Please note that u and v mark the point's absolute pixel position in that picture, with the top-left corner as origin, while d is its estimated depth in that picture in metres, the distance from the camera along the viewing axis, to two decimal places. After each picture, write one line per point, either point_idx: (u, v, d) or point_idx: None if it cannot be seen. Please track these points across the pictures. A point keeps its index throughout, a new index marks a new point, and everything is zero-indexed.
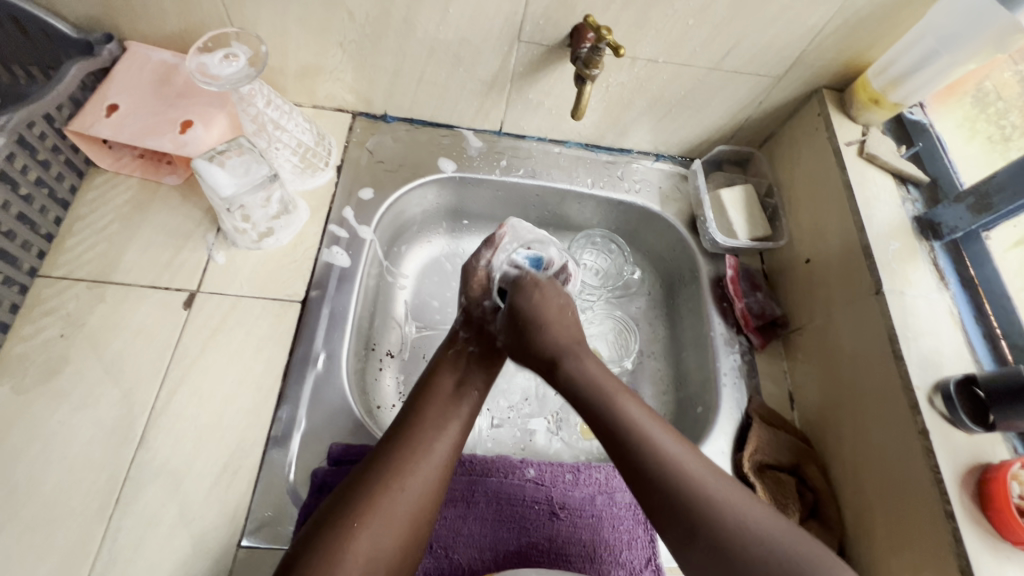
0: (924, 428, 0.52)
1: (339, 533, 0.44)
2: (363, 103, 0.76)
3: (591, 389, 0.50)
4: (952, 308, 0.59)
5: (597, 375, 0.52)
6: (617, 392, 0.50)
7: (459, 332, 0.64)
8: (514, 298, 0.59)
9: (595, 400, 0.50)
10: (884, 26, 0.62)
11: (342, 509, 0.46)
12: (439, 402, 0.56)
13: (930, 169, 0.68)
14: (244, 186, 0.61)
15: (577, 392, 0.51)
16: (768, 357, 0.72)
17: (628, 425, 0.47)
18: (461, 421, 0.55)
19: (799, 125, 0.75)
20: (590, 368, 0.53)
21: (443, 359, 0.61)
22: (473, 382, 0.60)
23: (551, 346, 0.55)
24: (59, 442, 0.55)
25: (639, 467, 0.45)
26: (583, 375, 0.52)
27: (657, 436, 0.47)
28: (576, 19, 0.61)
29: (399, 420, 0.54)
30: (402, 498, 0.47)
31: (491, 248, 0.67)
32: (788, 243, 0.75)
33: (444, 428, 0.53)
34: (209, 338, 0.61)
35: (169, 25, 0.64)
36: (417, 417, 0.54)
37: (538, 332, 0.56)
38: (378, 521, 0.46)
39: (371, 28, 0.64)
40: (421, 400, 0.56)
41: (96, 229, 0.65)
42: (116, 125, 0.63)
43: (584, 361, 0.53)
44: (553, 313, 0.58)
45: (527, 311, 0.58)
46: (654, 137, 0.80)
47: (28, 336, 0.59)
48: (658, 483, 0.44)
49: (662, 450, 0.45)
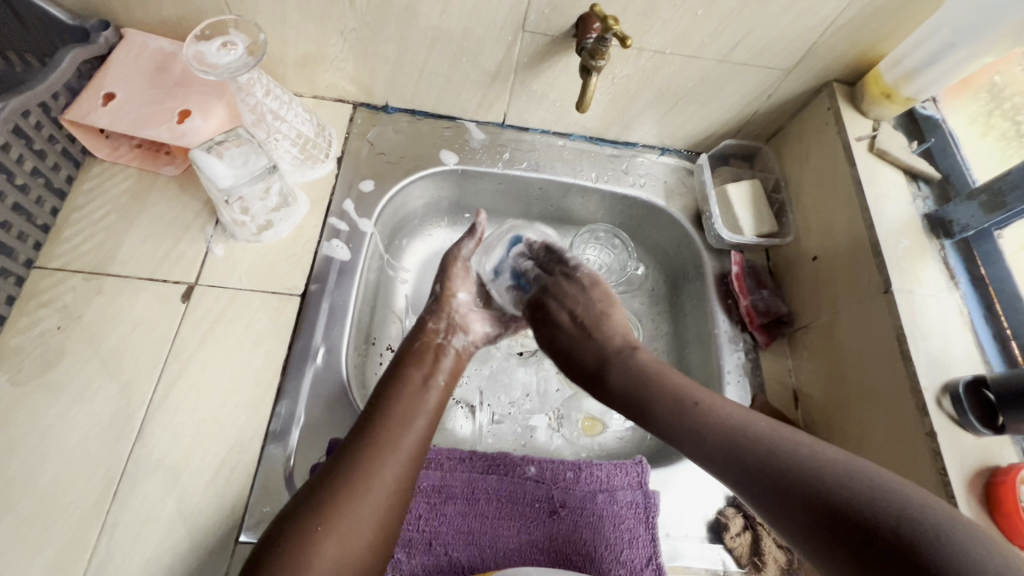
0: (932, 430, 0.51)
1: (303, 536, 0.43)
2: (364, 94, 0.75)
3: (646, 379, 0.54)
4: (961, 307, 0.58)
5: (649, 364, 0.55)
6: (668, 375, 0.53)
7: (427, 320, 0.63)
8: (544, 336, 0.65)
9: (650, 389, 0.53)
10: (899, 18, 0.61)
11: (303, 516, 0.44)
12: (405, 396, 0.54)
13: (942, 165, 0.67)
14: (243, 177, 0.60)
15: (629, 387, 0.55)
16: (772, 356, 0.71)
17: (684, 399, 0.50)
18: (427, 414, 0.54)
19: (808, 119, 0.74)
20: (642, 358, 0.57)
21: (411, 350, 0.60)
22: (445, 373, 0.59)
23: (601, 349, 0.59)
24: (56, 436, 0.54)
25: (704, 438, 0.47)
26: (633, 367, 0.56)
27: (715, 403, 0.49)
28: (582, 8, 0.60)
29: (364, 415, 0.52)
30: (370, 499, 0.46)
31: (473, 240, 0.67)
32: (795, 239, 0.74)
33: (411, 423, 0.52)
34: (207, 331, 0.61)
35: (166, 11, 0.63)
36: (383, 411, 0.52)
37: (580, 342, 0.62)
38: (346, 523, 0.44)
39: (372, 16, 0.62)
40: (386, 394, 0.54)
41: (93, 220, 0.64)
42: (112, 113, 0.62)
43: (636, 354, 0.57)
44: (592, 317, 0.63)
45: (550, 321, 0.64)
46: (660, 130, 0.79)
47: (24, 328, 0.58)
48: (727, 447, 0.46)
49: (723, 415, 0.48)
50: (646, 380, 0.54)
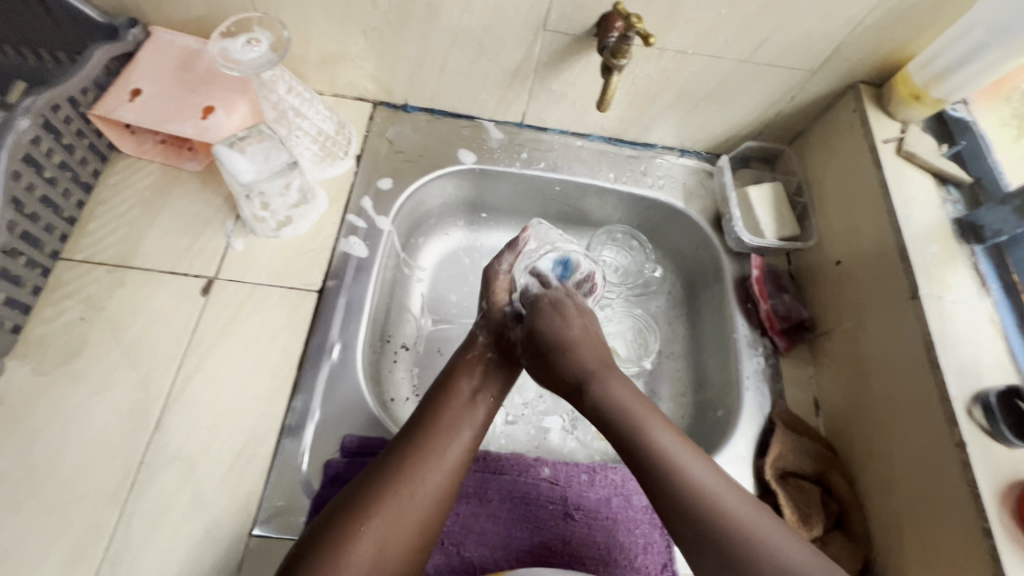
0: (962, 441, 0.49)
1: (344, 533, 0.44)
2: (384, 92, 0.75)
3: (620, 416, 0.51)
4: (993, 315, 0.57)
5: (625, 400, 0.52)
6: (648, 421, 0.50)
7: (477, 334, 0.63)
8: (536, 321, 0.61)
9: (625, 428, 0.50)
10: (929, 18, 0.59)
11: (346, 513, 0.45)
12: (454, 404, 0.55)
13: (972, 167, 0.65)
14: (264, 172, 0.60)
15: (603, 416, 0.52)
16: (793, 362, 0.69)
17: (657, 450, 0.47)
18: (476, 425, 0.55)
19: (833, 121, 0.73)
20: (626, 400, 0.52)
21: (460, 363, 0.60)
22: (496, 389, 0.59)
23: (580, 371, 0.56)
24: (77, 424, 0.55)
25: (667, 496, 0.45)
26: (612, 400, 0.52)
27: (687, 462, 0.47)
28: (605, 7, 0.59)
29: (413, 422, 0.53)
30: (412, 501, 0.47)
31: (513, 253, 0.68)
32: (818, 244, 0.73)
33: (458, 432, 0.53)
34: (225, 325, 0.61)
35: (193, 9, 0.64)
36: (431, 419, 0.53)
37: (560, 362, 0.58)
38: (386, 523, 0.45)
39: (394, 15, 0.63)
40: (436, 403, 0.55)
41: (118, 213, 0.65)
42: (138, 109, 0.63)
43: (616, 393, 0.53)
44: (576, 335, 0.59)
45: (541, 341, 0.59)
46: (680, 132, 0.78)
47: (49, 318, 0.59)
48: (688, 513, 0.44)
49: (693, 478, 0.46)
50: (623, 418, 0.50)
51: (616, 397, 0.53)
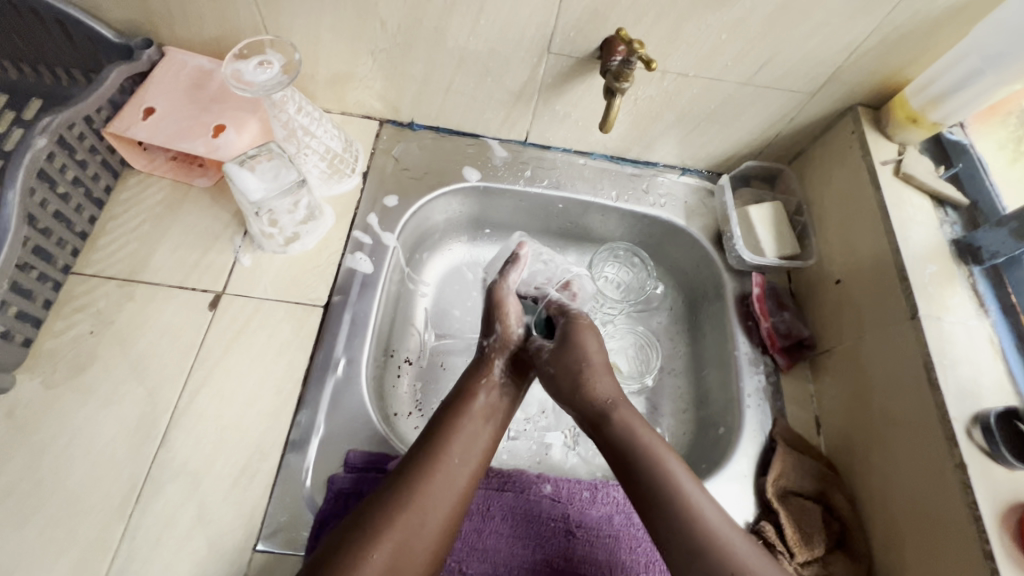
0: (962, 461, 0.50)
1: (352, 560, 0.44)
2: (391, 111, 0.77)
3: (639, 451, 0.52)
4: (991, 336, 0.57)
5: (646, 438, 0.53)
6: (668, 460, 0.51)
7: (490, 355, 0.63)
8: (570, 339, 0.61)
9: (642, 464, 0.51)
10: (924, 44, 0.61)
11: (353, 539, 0.45)
12: (462, 427, 0.54)
13: (970, 190, 0.66)
14: (273, 190, 0.61)
15: (620, 449, 0.53)
16: (794, 379, 0.70)
17: (676, 491, 0.49)
18: (484, 448, 0.55)
19: (832, 142, 0.74)
20: (646, 436, 0.53)
21: (474, 382, 0.60)
22: (506, 407, 0.59)
23: (601, 399, 0.57)
24: (84, 438, 0.55)
25: (675, 537, 0.47)
26: (634, 435, 0.53)
27: (705, 510, 0.48)
28: (608, 31, 0.61)
29: (420, 443, 0.53)
30: (422, 531, 0.47)
31: (515, 268, 0.69)
32: (818, 262, 0.73)
33: (467, 455, 0.53)
34: (232, 340, 0.62)
35: (207, 30, 0.65)
36: (439, 442, 0.53)
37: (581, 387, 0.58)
38: (395, 553, 0.45)
39: (402, 37, 0.64)
40: (444, 426, 0.54)
41: (128, 228, 0.67)
42: (151, 127, 0.65)
43: (638, 428, 0.54)
44: (602, 362, 0.60)
45: (571, 360, 0.59)
46: (681, 151, 0.79)
47: (59, 332, 0.60)
48: (695, 555, 0.46)
49: (706, 522, 0.47)
50: (642, 454, 0.51)
51: (637, 432, 0.53)
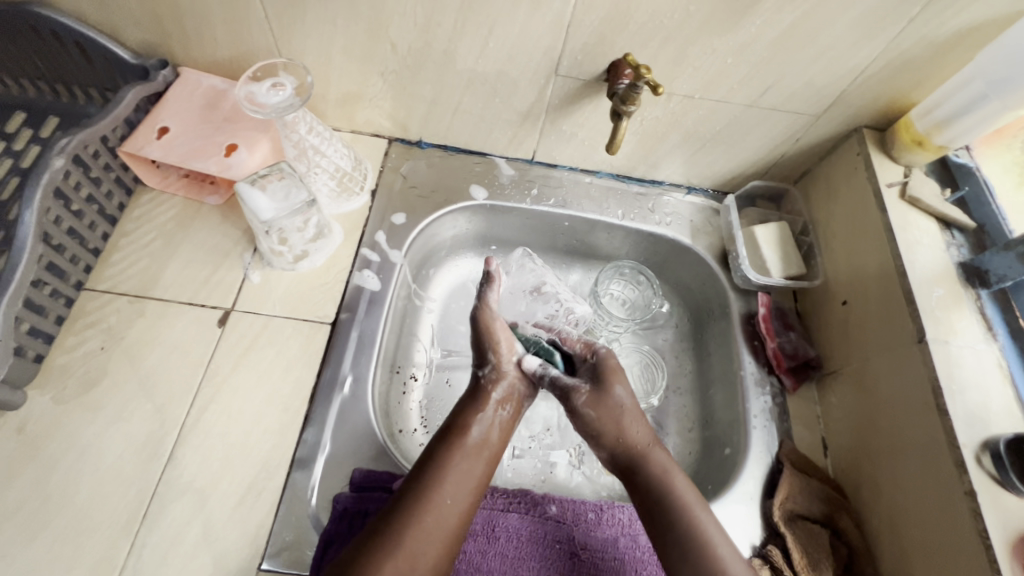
0: (972, 488, 0.49)
1: None
2: (400, 130, 0.78)
3: (673, 502, 0.53)
4: (1000, 360, 0.57)
5: (682, 489, 0.54)
6: (700, 512, 0.52)
7: (483, 386, 0.61)
8: (612, 383, 0.60)
9: (676, 516, 0.52)
10: (929, 69, 0.61)
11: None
12: (456, 460, 0.53)
13: (976, 213, 0.66)
14: (283, 210, 0.62)
15: (654, 496, 0.54)
16: (800, 401, 0.69)
17: (708, 545, 0.50)
18: (477, 483, 0.53)
19: (837, 163, 0.74)
20: (681, 486, 0.54)
21: (467, 410, 0.59)
22: (498, 435, 0.58)
23: (639, 444, 0.57)
24: (93, 454, 0.56)
25: None
26: (669, 483, 0.54)
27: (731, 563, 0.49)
28: (615, 55, 0.62)
29: (413, 474, 0.52)
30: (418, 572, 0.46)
31: (491, 287, 0.66)
32: (824, 283, 0.73)
33: (459, 493, 0.51)
34: (240, 356, 0.62)
35: (220, 52, 0.67)
36: (435, 477, 0.52)
37: (618, 431, 0.58)
38: None
39: (412, 59, 0.65)
40: (438, 458, 0.53)
41: (140, 245, 0.68)
42: (165, 146, 0.66)
43: (674, 476, 0.55)
44: (635, 406, 0.60)
45: (613, 407, 0.59)
46: (686, 170, 0.80)
47: (70, 347, 0.61)
48: None
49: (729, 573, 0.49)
50: (676, 505, 0.52)
51: (673, 482, 0.54)
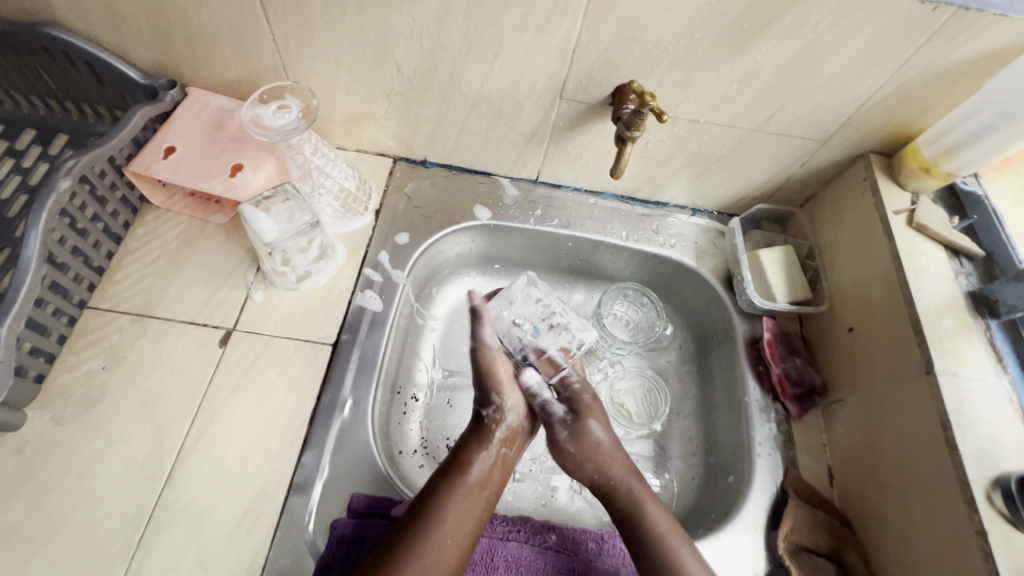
0: (982, 528, 0.48)
1: None
2: (405, 149, 0.78)
3: (652, 537, 0.56)
4: (1010, 393, 0.56)
5: (659, 525, 0.57)
6: (678, 546, 0.55)
7: (490, 428, 0.63)
8: (586, 417, 0.66)
9: (654, 550, 0.55)
10: (936, 97, 0.61)
11: None
12: (455, 498, 0.56)
13: (986, 242, 0.66)
14: (287, 232, 0.62)
15: (628, 526, 0.58)
16: (805, 428, 0.68)
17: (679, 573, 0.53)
18: (475, 521, 0.56)
19: (844, 187, 0.74)
20: (655, 517, 0.58)
21: (470, 451, 0.60)
22: (498, 476, 0.60)
23: (618, 481, 0.61)
24: (91, 475, 0.56)
25: None
26: (648, 518, 0.57)
27: None
28: (619, 80, 0.62)
29: (414, 511, 0.55)
30: None
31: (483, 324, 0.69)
32: (830, 309, 0.73)
33: (458, 531, 0.54)
34: (240, 377, 0.62)
35: (228, 73, 0.67)
36: (433, 514, 0.54)
37: (595, 466, 0.63)
38: None
39: (417, 82, 0.66)
40: (438, 496, 0.56)
41: (144, 263, 0.68)
42: (171, 166, 0.66)
43: (648, 509, 0.58)
44: (610, 443, 0.64)
45: (590, 443, 0.64)
46: (691, 192, 0.80)
47: (72, 366, 0.61)
48: None
49: None
50: (654, 540, 0.56)
51: (651, 517, 0.57)
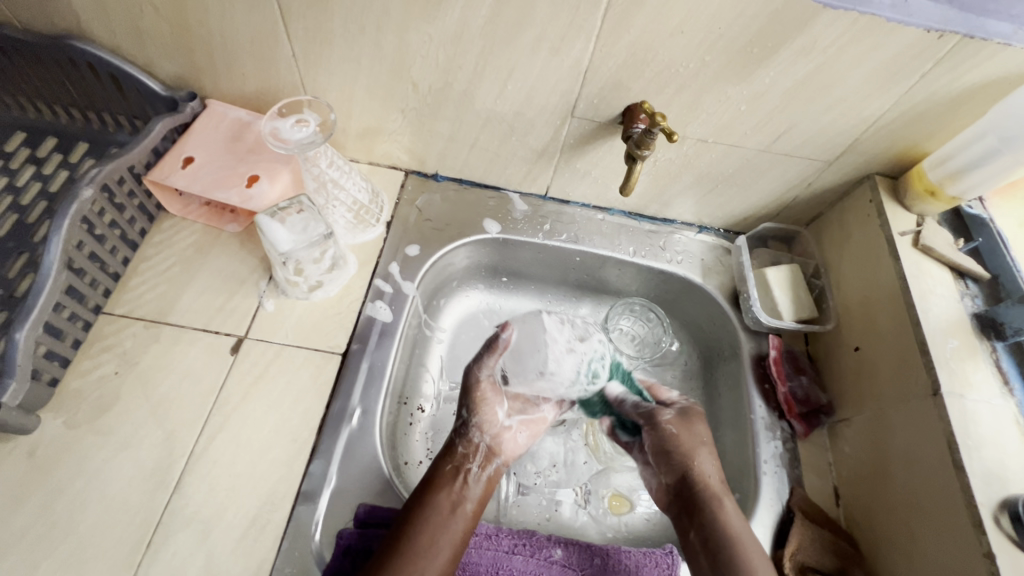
0: (990, 550, 0.48)
1: None
2: (416, 163, 0.79)
3: (730, 545, 0.55)
4: (1016, 416, 0.56)
5: (736, 531, 0.56)
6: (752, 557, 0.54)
7: (456, 443, 0.62)
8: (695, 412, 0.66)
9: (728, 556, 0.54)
10: (940, 122, 0.62)
11: None
12: (432, 521, 0.54)
13: (991, 265, 0.67)
14: (301, 243, 0.64)
15: (705, 530, 0.57)
16: (811, 447, 0.68)
17: None
18: (451, 544, 0.54)
19: (849, 208, 0.75)
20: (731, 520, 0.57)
21: (442, 472, 0.59)
22: (473, 496, 0.59)
23: (707, 485, 0.60)
24: (101, 480, 0.56)
25: None
26: (726, 525, 0.56)
27: None
28: (630, 99, 0.63)
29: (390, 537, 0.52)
30: None
31: (492, 355, 0.65)
32: (836, 329, 0.73)
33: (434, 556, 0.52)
34: (251, 385, 0.63)
35: (248, 86, 0.69)
36: (410, 537, 0.52)
37: (692, 463, 0.61)
38: None
39: (432, 98, 0.67)
40: (415, 518, 0.54)
41: (159, 270, 0.69)
42: (189, 175, 0.68)
43: (727, 515, 0.57)
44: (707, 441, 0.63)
45: (695, 438, 0.63)
46: (698, 209, 0.81)
47: (86, 371, 0.61)
48: None
49: None
50: (730, 547, 0.55)
51: (730, 525, 0.56)
